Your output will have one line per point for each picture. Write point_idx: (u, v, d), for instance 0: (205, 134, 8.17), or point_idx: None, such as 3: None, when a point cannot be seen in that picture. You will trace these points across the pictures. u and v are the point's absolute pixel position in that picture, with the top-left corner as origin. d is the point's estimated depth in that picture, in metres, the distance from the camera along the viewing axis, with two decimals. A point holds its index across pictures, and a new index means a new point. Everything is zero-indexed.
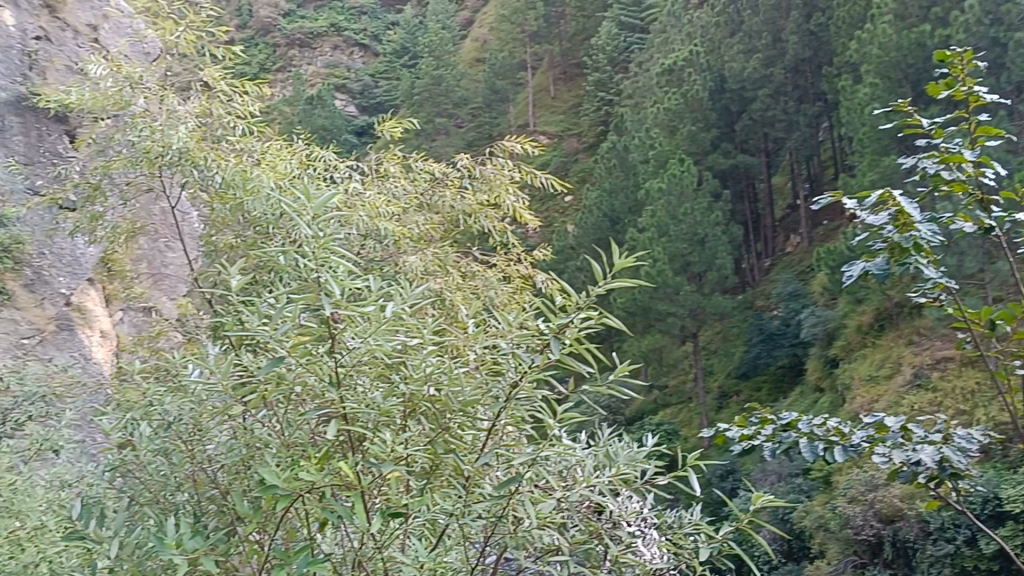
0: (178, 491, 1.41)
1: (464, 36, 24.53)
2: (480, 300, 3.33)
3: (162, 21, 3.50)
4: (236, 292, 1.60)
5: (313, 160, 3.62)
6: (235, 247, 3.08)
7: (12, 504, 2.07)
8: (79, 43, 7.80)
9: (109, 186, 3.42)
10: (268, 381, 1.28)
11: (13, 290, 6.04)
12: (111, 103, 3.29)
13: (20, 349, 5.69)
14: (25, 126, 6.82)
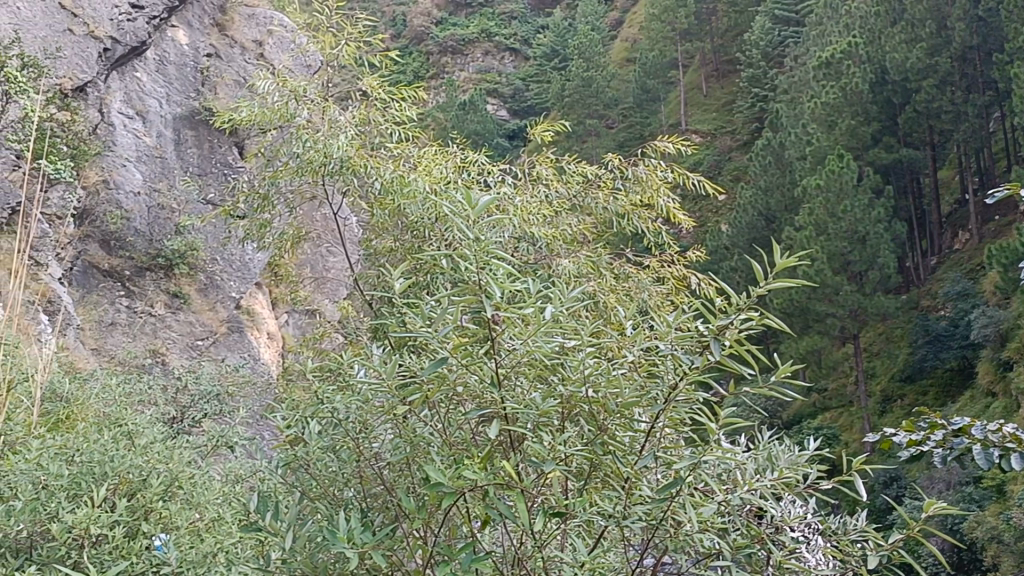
0: (347, 486, 1.49)
1: (613, 37, 24.45)
2: (634, 302, 3.34)
3: (323, 35, 3.62)
4: (399, 295, 1.65)
5: (467, 164, 3.68)
6: (393, 249, 3.29)
7: (192, 496, 2.16)
8: (247, 58, 8.19)
9: (276, 196, 3.59)
10: (430, 381, 1.32)
11: (188, 294, 6.43)
12: (278, 117, 3.44)
13: (196, 351, 6.18)
14: (198, 139, 7.25)
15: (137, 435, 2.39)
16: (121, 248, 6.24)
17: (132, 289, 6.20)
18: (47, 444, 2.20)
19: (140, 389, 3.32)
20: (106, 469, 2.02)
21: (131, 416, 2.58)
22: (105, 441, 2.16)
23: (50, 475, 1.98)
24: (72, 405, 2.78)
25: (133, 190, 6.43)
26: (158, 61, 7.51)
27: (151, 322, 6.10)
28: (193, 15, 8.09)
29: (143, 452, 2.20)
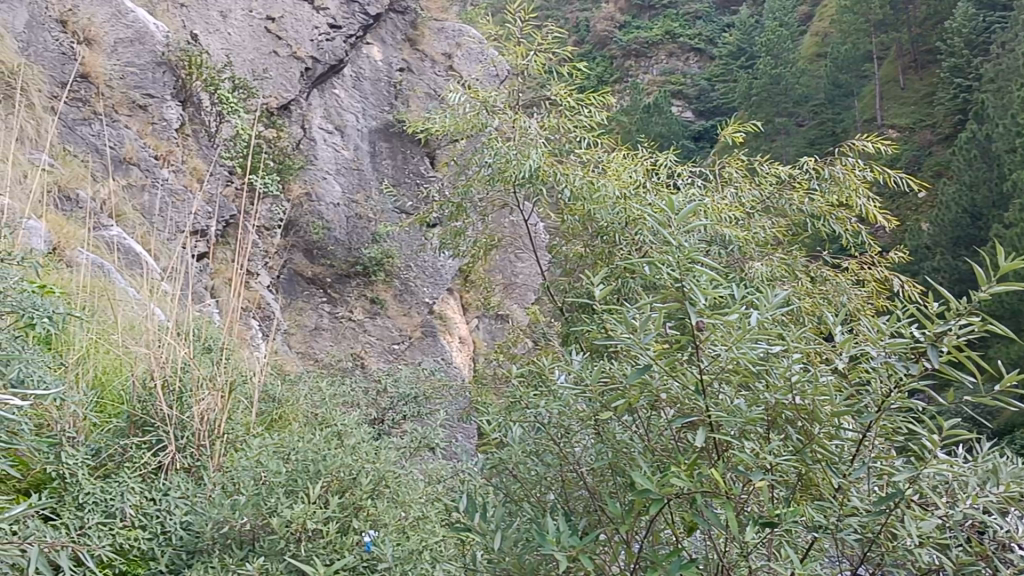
0: (550, 490, 1.51)
1: (803, 33, 23.71)
2: (831, 305, 3.25)
3: (514, 46, 3.70)
4: (599, 302, 1.67)
5: (656, 167, 3.64)
6: (583, 256, 3.31)
7: (397, 494, 2.21)
8: (437, 71, 8.44)
9: (469, 205, 3.71)
10: (634, 387, 1.33)
11: (385, 300, 6.71)
12: (471, 128, 3.53)
13: (392, 354, 6.44)
14: (392, 150, 7.60)
15: (346, 435, 2.50)
16: (322, 256, 6.58)
17: (334, 296, 6.57)
18: (266, 443, 2.34)
19: (345, 389, 3.47)
20: (319, 468, 2.11)
21: (339, 418, 2.69)
22: (317, 441, 2.26)
23: (270, 472, 2.11)
24: (284, 405, 2.91)
25: (332, 201, 6.75)
26: (354, 77, 7.86)
27: (351, 327, 6.41)
28: (387, 32, 8.38)
29: (352, 453, 2.28)
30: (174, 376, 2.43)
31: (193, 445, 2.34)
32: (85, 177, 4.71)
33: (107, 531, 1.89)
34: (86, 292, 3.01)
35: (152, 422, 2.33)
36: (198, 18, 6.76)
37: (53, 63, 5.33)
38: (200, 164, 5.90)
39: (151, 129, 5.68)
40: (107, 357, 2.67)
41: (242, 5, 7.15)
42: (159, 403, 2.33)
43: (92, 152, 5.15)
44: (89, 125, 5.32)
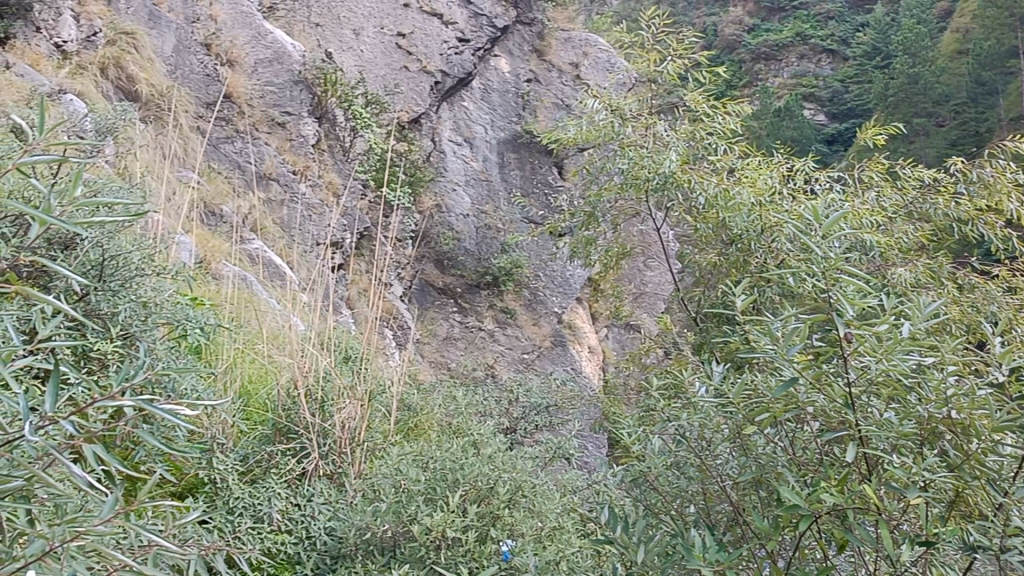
0: (691, 503, 1.49)
1: (943, 30, 22.84)
2: (980, 314, 3.11)
3: (647, 53, 3.67)
4: (740, 313, 1.64)
5: (792, 172, 3.55)
6: (717, 264, 3.26)
7: (533, 504, 2.19)
8: (564, 81, 8.43)
9: (601, 213, 3.70)
10: (780, 399, 1.30)
11: (515, 310, 6.77)
12: (604, 136, 3.51)
13: (521, 363, 6.46)
14: (520, 160, 7.67)
15: (482, 444, 2.52)
16: (453, 266, 6.77)
17: (465, 305, 6.73)
18: (405, 451, 2.38)
19: (480, 398, 3.49)
20: (457, 476, 2.13)
21: (474, 427, 2.71)
22: (454, 449, 2.29)
23: (409, 479, 2.14)
24: (420, 414, 2.96)
25: (462, 212, 6.93)
26: (482, 89, 7.98)
27: (481, 336, 6.50)
28: (514, 44, 8.48)
29: (489, 462, 2.30)
30: (316, 385, 2.50)
31: (335, 452, 2.40)
32: (228, 193, 4.90)
33: (257, 535, 1.96)
34: (232, 303, 3.13)
35: (295, 430, 2.39)
36: (333, 37, 7.06)
37: (198, 84, 5.57)
38: (335, 178, 6.08)
39: (289, 145, 5.89)
40: (252, 367, 2.76)
41: (375, 23, 7.39)
42: (303, 411, 2.41)
43: (234, 169, 5.37)
44: (231, 143, 5.54)
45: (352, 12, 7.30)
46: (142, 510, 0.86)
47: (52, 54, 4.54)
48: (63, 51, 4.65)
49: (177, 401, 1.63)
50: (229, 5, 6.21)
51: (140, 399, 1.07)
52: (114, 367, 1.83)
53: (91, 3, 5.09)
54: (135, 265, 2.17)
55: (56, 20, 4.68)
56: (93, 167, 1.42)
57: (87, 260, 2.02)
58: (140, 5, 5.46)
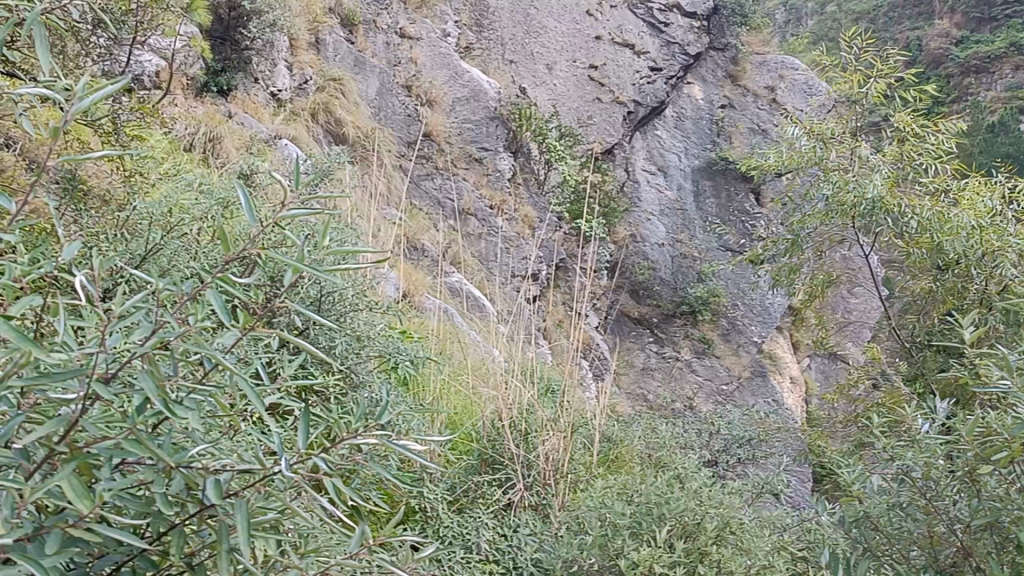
0: (918, 547, 1.41)
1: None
2: None
3: (852, 75, 3.53)
4: (969, 346, 1.53)
5: (1015, 193, 3.30)
6: (931, 293, 3.15)
7: (742, 540, 2.05)
8: (760, 105, 8.27)
9: (805, 240, 3.57)
10: (1017, 438, 1.21)
11: (712, 340, 6.65)
12: (805, 162, 3.39)
13: (720, 395, 6.32)
14: (716, 188, 7.60)
15: (687, 479, 2.43)
16: (648, 296, 6.82)
17: (661, 336, 6.74)
18: (611, 485, 2.30)
19: (682, 431, 3.42)
20: (663, 512, 2.04)
21: (678, 460, 2.64)
22: (659, 483, 2.18)
23: (614, 514, 2.06)
24: (621, 446, 2.94)
25: (657, 242, 6.99)
26: (676, 117, 7.99)
27: (678, 367, 6.46)
28: (706, 70, 8.41)
29: (697, 497, 2.15)
30: (521, 416, 2.51)
31: (540, 484, 2.37)
32: (428, 228, 5.05)
33: (466, 565, 1.99)
34: (436, 336, 3.22)
35: (501, 461, 2.42)
36: (526, 73, 7.24)
37: (400, 125, 5.82)
38: (531, 211, 6.18)
39: (487, 180, 6.03)
40: (458, 399, 2.82)
41: (568, 57, 7.52)
42: (508, 442, 2.42)
43: (435, 205, 5.55)
44: (431, 179, 5.74)
45: (545, 48, 7.45)
46: (387, 543, 0.88)
47: (269, 102, 4.84)
48: (279, 99, 4.95)
49: (402, 437, 1.62)
50: (428, 48, 6.50)
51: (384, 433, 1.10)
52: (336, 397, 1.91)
53: (303, 53, 5.40)
54: (350, 301, 2.27)
55: (272, 71, 5.00)
56: (335, 210, 1.46)
57: (307, 297, 2.17)
58: (347, 53, 5.77)
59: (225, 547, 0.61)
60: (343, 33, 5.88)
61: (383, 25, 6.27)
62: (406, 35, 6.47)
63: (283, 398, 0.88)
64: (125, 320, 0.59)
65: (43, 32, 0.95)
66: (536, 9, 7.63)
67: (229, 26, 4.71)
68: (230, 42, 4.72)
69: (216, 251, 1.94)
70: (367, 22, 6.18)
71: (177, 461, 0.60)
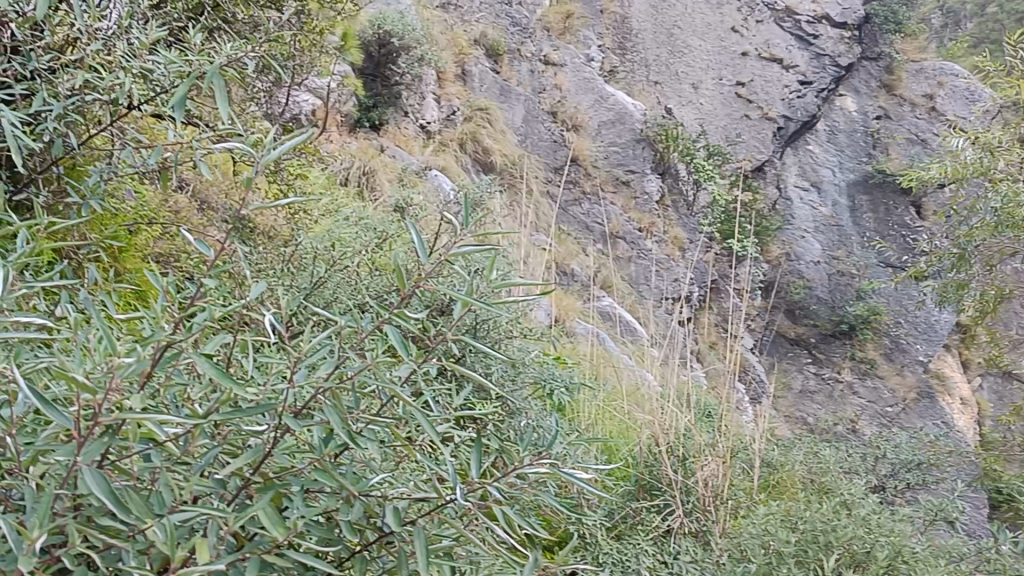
0: None
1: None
2: None
3: (1018, 78, 3.35)
4: None
5: None
6: None
7: (916, 571, 1.89)
8: (919, 115, 8.03)
9: (973, 254, 3.40)
10: None
11: (875, 359, 6.47)
12: (971, 173, 3.24)
13: (885, 417, 6.13)
14: (874, 203, 7.42)
15: (854, 505, 2.33)
16: (805, 316, 6.65)
17: (819, 356, 6.58)
18: (773, 511, 2.21)
19: (845, 455, 3.28)
20: (830, 539, 1.95)
21: (844, 485, 2.54)
22: (824, 509, 2.07)
23: (779, 541, 1.98)
24: (781, 470, 2.84)
25: (813, 259, 6.83)
26: (828, 131, 7.82)
27: (840, 389, 6.34)
28: (859, 81, 8.19)
29: (865, 524, 2.05)
30: (677, 442, 2.45)
31: (699, 510, 2.28)
32: (576, 253, 5.06)
33: None
34: (589, 360, 3.22)
35: (658, 487, 2.37)
36: (672, 93, 7.24)
37: (547, 151, 5.89)
38: (680, 232, 6.14)
39: (635, 203, 6.04)
40: (613, 423, 2.80)
41: (713, 76, 7.38)
42: (665, 468, 2.37)
43: (583, 230, 5.59)
44: (578, 205, 5.77)
45: (690, 67, 7.41)
46: (559, 572, 0.88)
47: (419, 135, 4.97)
48: (428, 131, 5.06)
49: (567, 464, 1.55)
50: (572, 74, 6.54)
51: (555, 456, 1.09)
52: (496, 426, 1.91)
53: (451, 84, 5.51)
54: (504, 329, 2.30)
55: (421, 104, 5.10)
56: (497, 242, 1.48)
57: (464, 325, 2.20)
58: (492, 82, 5.87)
59: (405, 574, 0.63)
60: (489, 64, 5.98)
61: (527, 52, 6.36)
62: (549, 61, 6.51)
63: (455, 425, 0.90)
64: (312, 355, 0.62)
65: (224, 82, 1.01)
66: (679, 28, 7.56)
67: (379, 63, 4.87)
68: (380, 79, 4.86)
69: (377, 282, 2.01)
70: (512, 51, 6.27)
71: (360, 491, 0.62)
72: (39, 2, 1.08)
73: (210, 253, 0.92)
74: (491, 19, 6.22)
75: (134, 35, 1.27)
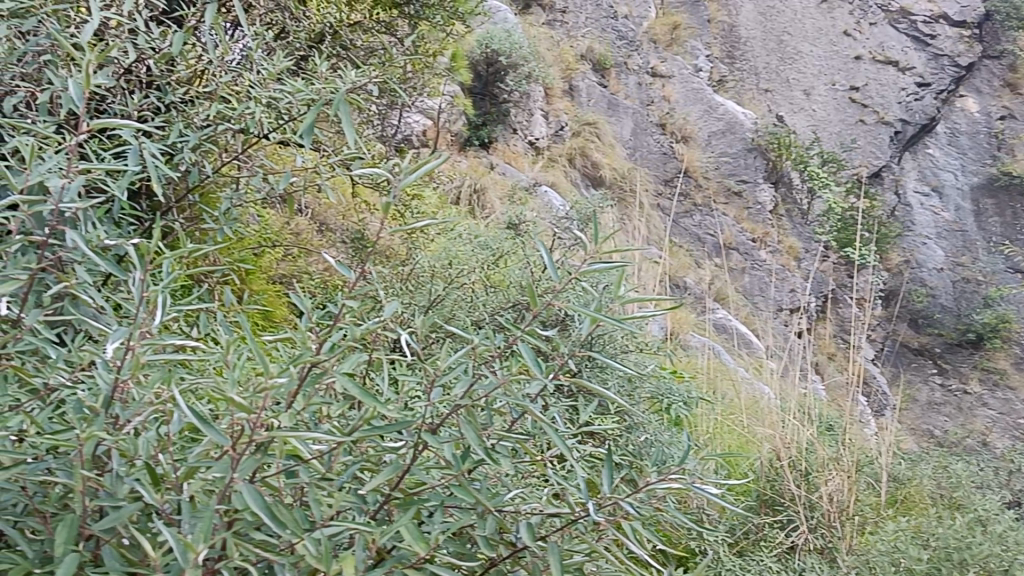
0: None
1: None
2: None
3: None
4: None
5: None
6: None
7: None
8: None
9: None
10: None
11: (1006, 369, 6.18)
12: None
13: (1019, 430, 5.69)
14: (1000, 207, 7.18)
15: (990, 521, 2.23)
16: (929, 325, 6.49)
17: (944, 367, 6.35)
18: (903, 527, 2.12)
19: (975, 469, 3.16)
20: (964, 556, 1.87)
21: (978, 502, 2.44)
22: (958, 526, 1.99)
23: (910, 558, 1.91)
24: (909, 485, 2.74)
25: (936, 266, 6.70)
26: (950, 133, 7.56)
27: (970, 400, 5.98)
28: (982, 79, 7.86)
29: (1001, 540, 1.97)
30: (800, 456, 2.37)
31: (824, 526, 2.19)
32: (689, 266, 5.01)
33: None
34: (707, 374, 3.18)
35: (781, 502, 2.28)
36: (783, 101, 7.17)
37: (657, 163, 5.86)
38: (796, 241, 6.02)
39: (747, 214, 5.95)
40: (732, 437, 2.75)
41: (825, 81, 7.28)
42: (788, 483, 2.29)
43: (695, 242, 5.55)
44: (690, 216, 5.72)
45: (802, 73, 7.32)
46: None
47: (528, 151, 5.00)
48: (537, 147, 5.09)
49: (696, 478, 1.47)
50: (680, 85, 6.51)
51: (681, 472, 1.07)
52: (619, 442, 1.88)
53: (559, 100, 5.53)
54: (619, 344, 2.29)
55: (529, 120, 5.12)
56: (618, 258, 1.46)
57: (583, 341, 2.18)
58: (600, 96, 5.82)
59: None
60: (596, 78, 5.96)
61: (634, 65, 6.33)
62: (657, 73, 6.49)
63: (587, 444, 0.90)
64: (447, 373, 0.64)
65: (349, 108, 1.04)
66: (790, 35, 7.49)
67: (487, 81, 4.93)
68: (489, 97, 4.91)
69: (494, 297, 2.03)
70: (619, 64, 6.24)
71: (495, 505, 0.63)
72: (175, 39, 1.14)
73: (347, 274, 0.95)
74: (598, 34, 6.20)
75: (262, 66, 1.33)
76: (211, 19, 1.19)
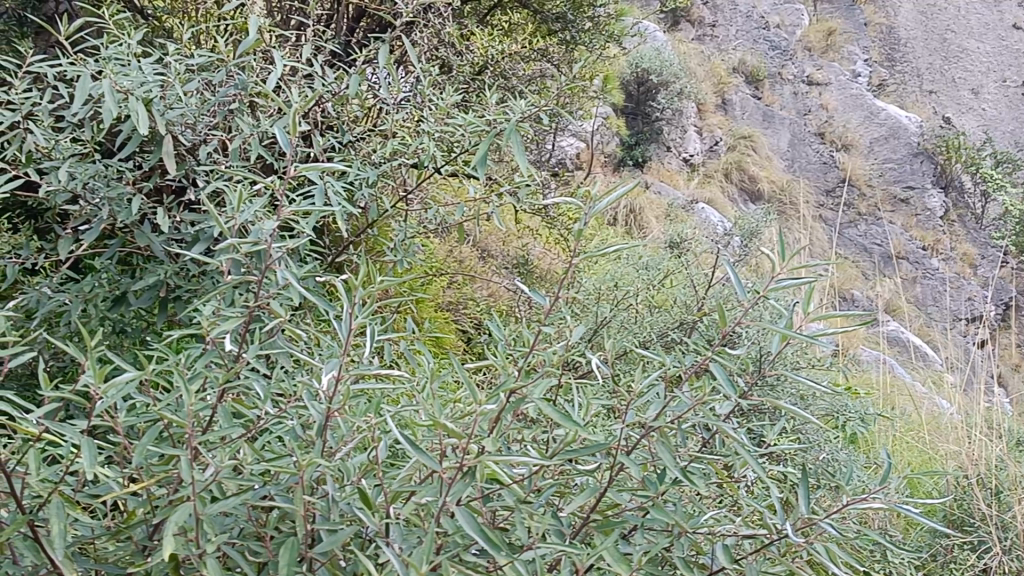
0: None
1: None
2: None
3: None
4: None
5: None
6: None
7: None
8: None
9: None
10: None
11: None
12: None
13: None
14: None
15: None
16: None
17: None
18: None
19: None
20: None
21: None
22: None
23: None
24: None
25: None
26: None
27: None
28: None
29: None
30: (990, 473, 2.23)
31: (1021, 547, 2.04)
32: (857, 278, 4.84)
33: None
34: (884, 389, 3.05)
35: (971, 522, 2.14)
36: (949, 102, 7.08)
37: (817, 173, 5.70)
38: (971, 248, 5.74)
39: (916, 221, 5.71)
40: (915, 456, 2.62)
41: (997, 77, 7.31)
42: (977, 501, 2.14)
43: (862, 253, 5.36)
44: (855, 227, 5.55)
45: (968, 72, 7.27)
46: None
47: (683, 168, 4.95)
48: (692, 164, 5.04)
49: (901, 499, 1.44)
50: (839, 91, 6.35)
51: (879, 489, 1.04)
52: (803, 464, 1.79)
53: (712, 115, 5.46)
54: (791, 360, 2.23)
55: (683, 137, 5.09)
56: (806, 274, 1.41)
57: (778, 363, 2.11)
58: (754, 108, 5.77)
59: None
60: (749, 90, 5.89)
61: (789, 75, 6.21)
62: (814, 81, 6.38)
63: (784, 473, 0.86)
64: (643, 396, 0.64)
65: (520, 135, 1.05)
66: (953, 32, 7.47)
67: (638, 101, 4.95)
68: (641, 117, 4.90)
69: (661, 318, 2.00)
70: (772, 75, 6.14)
71: (691, 527, 0.63)
72: (352, 81, 1.19)
73: (538, 302, 0.96)
74: (749, 46, 6.18)
75: (434, 101, 1.37)
76: (385, 60, 1.24)
